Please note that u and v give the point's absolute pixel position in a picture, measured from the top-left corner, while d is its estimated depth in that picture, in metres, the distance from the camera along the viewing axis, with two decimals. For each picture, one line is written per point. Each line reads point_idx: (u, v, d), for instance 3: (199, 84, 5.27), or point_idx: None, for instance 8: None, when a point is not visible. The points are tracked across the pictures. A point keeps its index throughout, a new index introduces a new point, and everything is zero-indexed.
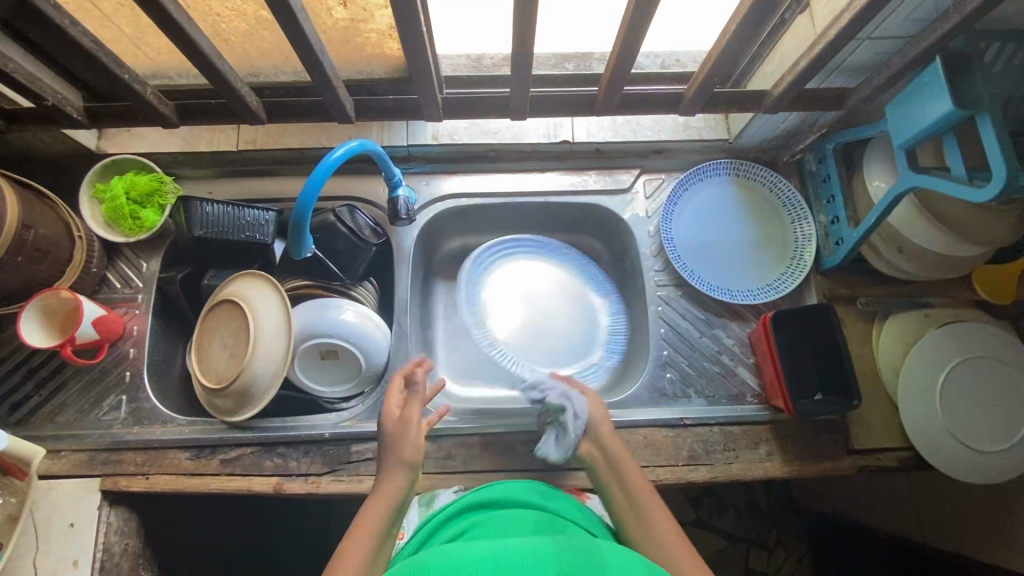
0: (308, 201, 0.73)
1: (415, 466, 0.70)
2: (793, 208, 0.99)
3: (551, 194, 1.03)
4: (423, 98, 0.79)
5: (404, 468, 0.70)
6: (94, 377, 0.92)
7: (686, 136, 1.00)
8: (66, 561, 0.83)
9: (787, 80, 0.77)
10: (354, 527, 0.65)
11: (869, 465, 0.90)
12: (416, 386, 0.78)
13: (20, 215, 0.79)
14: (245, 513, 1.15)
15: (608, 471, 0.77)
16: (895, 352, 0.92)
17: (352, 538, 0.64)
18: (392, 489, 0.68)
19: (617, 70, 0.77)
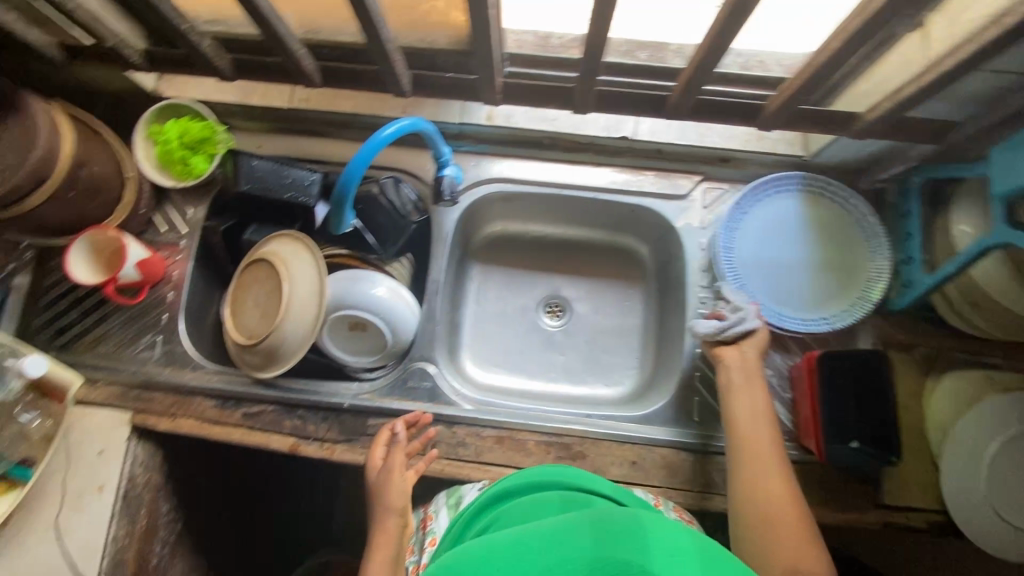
0: (352, 177, 0.70)
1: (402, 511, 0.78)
2: (872, 239, 0.90)
3: (601, 192, 0.98)
4: (482, 78, 0.75)
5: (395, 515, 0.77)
6: (134, 314, 0.96)
7: (758, 147, 0.95)
8: (92, 485, 0.88)
9: (885, 105, 0.69)
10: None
11: (896, 523, 0.85)
12: (398, 436, 0.83)
13: (75, 151, 0.81)
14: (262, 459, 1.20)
15: (740, 395, 0.81)
16: (947, 411, 0.86)
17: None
18: (387, 537, 0.76)
19: (690, 72, 0.71)
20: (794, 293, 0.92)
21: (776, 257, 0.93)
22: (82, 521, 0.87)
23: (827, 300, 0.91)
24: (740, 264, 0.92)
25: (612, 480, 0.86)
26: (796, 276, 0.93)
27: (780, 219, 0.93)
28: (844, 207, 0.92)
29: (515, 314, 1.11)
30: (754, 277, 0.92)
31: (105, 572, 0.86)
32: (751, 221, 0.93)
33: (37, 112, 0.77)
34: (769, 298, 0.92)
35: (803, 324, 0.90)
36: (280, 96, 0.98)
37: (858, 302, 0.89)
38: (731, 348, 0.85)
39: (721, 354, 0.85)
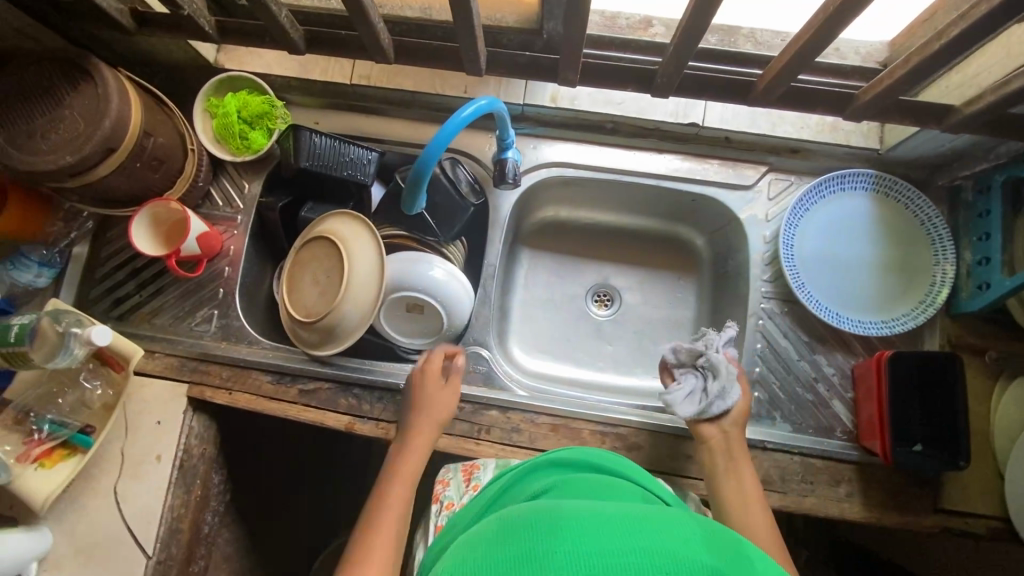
0: (431, 158, 0.69)
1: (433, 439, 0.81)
2: (940, 243, 0.88)
3: (664, 179, 0.96)
4: (562, 60, 0.71)
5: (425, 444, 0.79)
6: (190, 288, 0.96)
7: (830, 138, 0.90)
8: (150, 455, 0.89)
9: (989, 99, 0.65)
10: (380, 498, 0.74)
11: (955, 529, 0.83)
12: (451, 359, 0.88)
13: (142, 122, 0.80)
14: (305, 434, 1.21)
15: (721, 464, 0.78)
16: (1017, 418, 0.83)
17: (378, 507, 0.73)
18: (410, 462, 0.78)
19: (775, 71, 0.68)
20: (855, 292, 0.91)
21: (837, 255, 0.92)
22: (140, 489, 0.88)
23: (889, 302, 0.89)
24: (801, 260, 0.91)
25: (668, 473, 0.86)
26: (859, 275, 0.91)
27: (844, 217, 0.92)
28: (911, 208, 0.90)
29: (563, 302, 1.10)
30: (815, 274, 0.91)
31: (162, 539, 0.88)
32: (814, 218, 0.92)
33: (107, 80, 0.76)
34: (829, 297, 0.90)
35: (863, 325, 0.88)
36: (339, 71, 0.96)
37: (921, 306, 0.87)
38: (712, 426, 0.80)
39: (701, 434, 0.81)
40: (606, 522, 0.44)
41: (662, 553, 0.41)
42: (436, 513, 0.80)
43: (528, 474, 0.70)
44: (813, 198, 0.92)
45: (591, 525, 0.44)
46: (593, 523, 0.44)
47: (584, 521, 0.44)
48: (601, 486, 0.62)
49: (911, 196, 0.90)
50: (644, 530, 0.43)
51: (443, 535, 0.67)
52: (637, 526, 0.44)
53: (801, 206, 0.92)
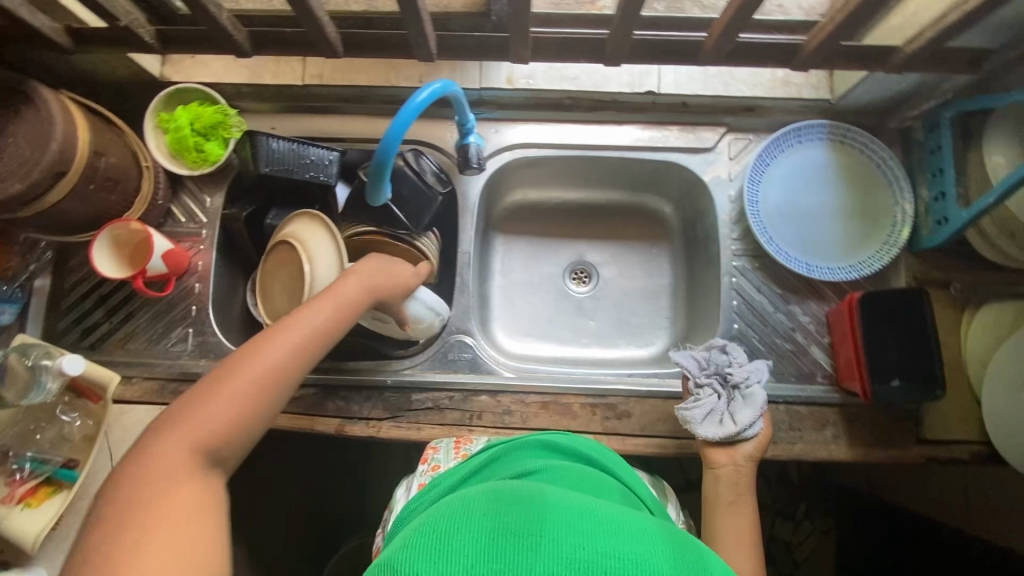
0: (392, 145, 0.68)
1: (354, 303, 0.71)
2: (897, 184, 0.91)
3: (627, 149, 0.97)
4: (512, 36, 0.71)
5: (345, 303, 0.70)
6: (161, 309, 0.94)
7: (783, 93, 0.93)
8: None
9: (928, 35, 0.67)
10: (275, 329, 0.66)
11: (939, 457, 0.86)
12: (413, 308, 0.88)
13: (91, 141, 0.78)
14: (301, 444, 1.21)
15: (726, 494, 0.79)
16: (985, 344, 0.87)
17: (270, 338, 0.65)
18: (319, 314, 0.68)
19: (718, 31, 0.70)
20: (821, 240, 0.93)
21: (801, 205, 0.94)
22: None
23: (854, 246, 0.92)
24: (767, 215, 0.93)
25: (660, 436, 0.87)
26: (824, 224, 0.93)
27: (804, 167, 0.94)
28: (867, 153, 0.93)
29: (541, 283, 1.10)
30: (781, 226, 0.93)
31: None
32: (775, 171, 0.94)
33: (50, 103, 0.74)
34: (797, 247, 0.93)
35: (832, 270, 0.91)
36: (291, 73, 0.94)
37: (885, 246, 0.90)
38: (724, 451, 0.80)
39: (711, 459, 0.81)
40: (594, 516, 0.47)
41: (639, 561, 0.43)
42: (421, 474, 0.78)
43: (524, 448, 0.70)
44: (773, 153, 0.94)
45: (578, 520, 0.46)
46: (578, 516, 0.47)
47: (573, 514, 0.47)
48: (593, 481, 0.63)
49: (866, 141, 0.92)
50: (629, 534, 0.46)
51: (425, 490, 0.68)
52: (623, 527, 0.46)
53: (762, 160, 0.93)
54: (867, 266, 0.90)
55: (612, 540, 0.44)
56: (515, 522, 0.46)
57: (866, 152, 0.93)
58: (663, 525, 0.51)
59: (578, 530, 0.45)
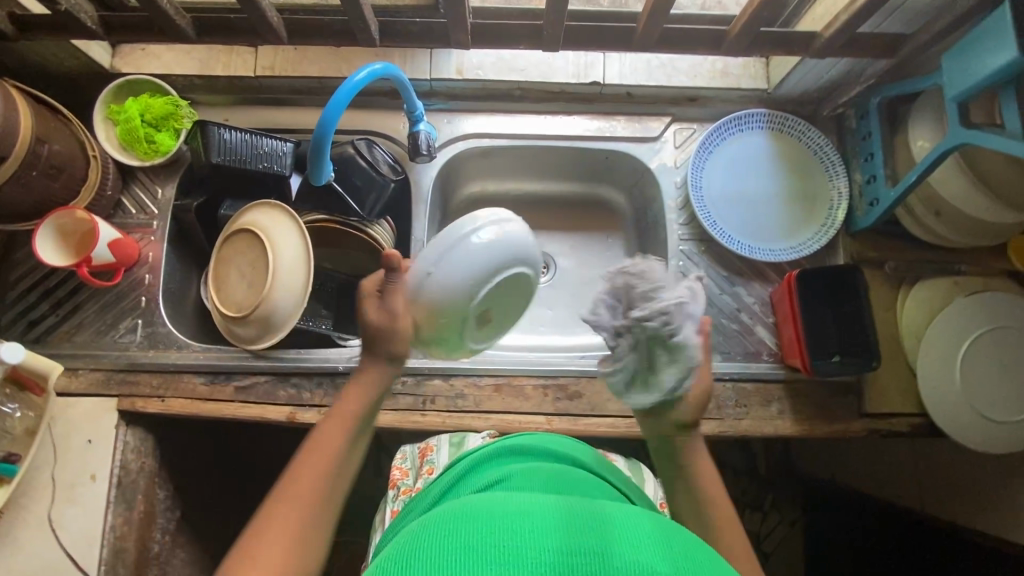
0: (329, 122, 0.69)
1: (355, 425, 0.61)
2: (832, 170, 0.95)
3: (576, 139, 1.00)
4: (450, 23, 0.74)
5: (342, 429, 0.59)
6: (110, 300, 0.93)
7: (722, 84, 0.96)
8: (84, 475, 0.86)
9: (842, 20, 0.71)
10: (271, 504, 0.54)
11: (881, 430, 0.89)
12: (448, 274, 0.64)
13: (33, 128, 0.77)
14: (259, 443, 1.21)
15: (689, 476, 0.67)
16: (919, 319, 0.90)
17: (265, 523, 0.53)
18: (326, 452, 0.58)
19: (644, 19, 0.74)
20: (764, 223, 0.96)
21: (743, 190, 0.97)
22: (75, 512, 0.85)
23: (795, 228, 0.95)
24: (711, 199, 0.96)
25: (610, 416, 0.89)
26: (767, 208, 0.97)
27: (745, 153, 0.97)
28: (805, 139, 0.97)
29: None
30: (726, 211, 0.96)
31: (107, 561, 0.85)
32: (718, 158, 0.97)
33: None
34: (741, 230, 0.96)
35: (775, 252, 0.94)
36: (243, 65, 0.95)
37: (824, 228, 0.94)
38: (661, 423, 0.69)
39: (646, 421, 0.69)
40: (545, 516, 0.46)
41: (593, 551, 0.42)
42: (393, 499, 0.81)
43: (493, 454, 0.67)
44: (716, 140, 0.97)
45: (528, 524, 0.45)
46: (527, 515, 0.46)
47: (523, 517, 0.46)
48: (560, 473, 0.62)
49: (803, 129, 0.96)
50: (584, 527, 0.45)
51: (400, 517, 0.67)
52: (576, 520, 0.46)
53: (705, 148, 0.97)
54: (806, 247, 0.94)
55: (563, 540, 0.43)
56: (474, 538, 0.43)
57: (804, 139, 0.97)
58: (628, 509, 0.50)
59: (528, 533, 0.44)
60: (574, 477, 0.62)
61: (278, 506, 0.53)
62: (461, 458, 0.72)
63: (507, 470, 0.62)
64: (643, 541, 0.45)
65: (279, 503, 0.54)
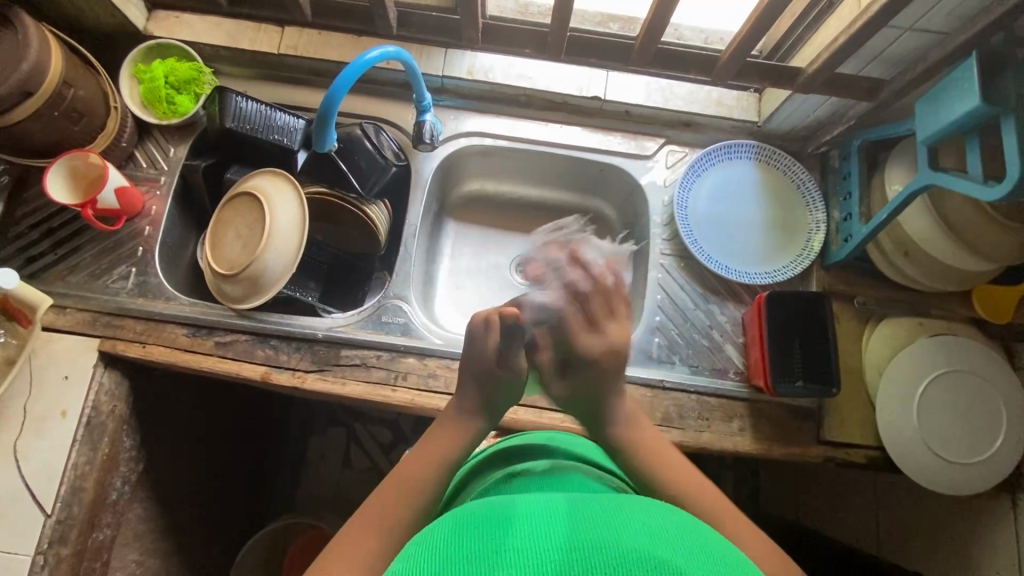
0: (338, 93, 0.72)
1: (439, 461, 0.65)
2: (811, 204, 1.00)
3: (574, 149, 1.05)
4: (464, 19, 0.80)
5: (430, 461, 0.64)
6: (109, 246, 0.96)
7: (716, 112, 1.02)
8: (55, 411, 0.88)
9: (823, 58, 0.77)
10: (359, 514, 0.60)
11: (836, 458, 0.91)
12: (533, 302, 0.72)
13: (62, 70, 0.82)
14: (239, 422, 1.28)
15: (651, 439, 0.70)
16: (882, 353, 0.93)
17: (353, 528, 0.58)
18: (414, 465, 0.64)
19: (641, 37, 0.80)
20: (742, 247, 1.00)
21: (726, 213, 1.01)
22: (41, 446, 0.87)
23: (771, 255, 1.00)
24: (695, 217, 1.01)
25: (575, 413, 0.91)
26: (747, 233, 1.01)
27: (732, 179, 1.02)
28: (790, 174, 1.02)
29: (487, 270, 1.14)
30: (707, 230, 1.01)
31: (63, 498, 0.86)
32: (706, 180, 1.02)
33: (28, 27, 0.79)
34: (720, 250, 1.00)
35: (749, 275, 0.98)
36: (267, 42, 1.00)
37: (798, 258, 0.98)
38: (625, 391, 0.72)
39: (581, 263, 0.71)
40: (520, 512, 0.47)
41: (569, 541, 0.43)
42: None
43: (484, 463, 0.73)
44: (706, 164, 1.02)
45: (502, 531, 0.45)
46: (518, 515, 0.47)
47: (498, 527, 0.45)
48: (552, 469, 0.64)
49: (788, 163, 1.02)
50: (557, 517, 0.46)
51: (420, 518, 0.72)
52: (546, 515, 0.46)
53: (695, 169, 1.02)
54: (780, 274, 0.98)
55: (538, 536, 0.44)
56: (470, 538, 0.45)
57: (789, 173, 1.02)
58: (631, 505, 0.50)
59: (519, 529, 0.45)
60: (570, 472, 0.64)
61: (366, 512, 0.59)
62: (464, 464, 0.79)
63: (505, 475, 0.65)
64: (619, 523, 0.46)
65: (371, 509, 0.60)
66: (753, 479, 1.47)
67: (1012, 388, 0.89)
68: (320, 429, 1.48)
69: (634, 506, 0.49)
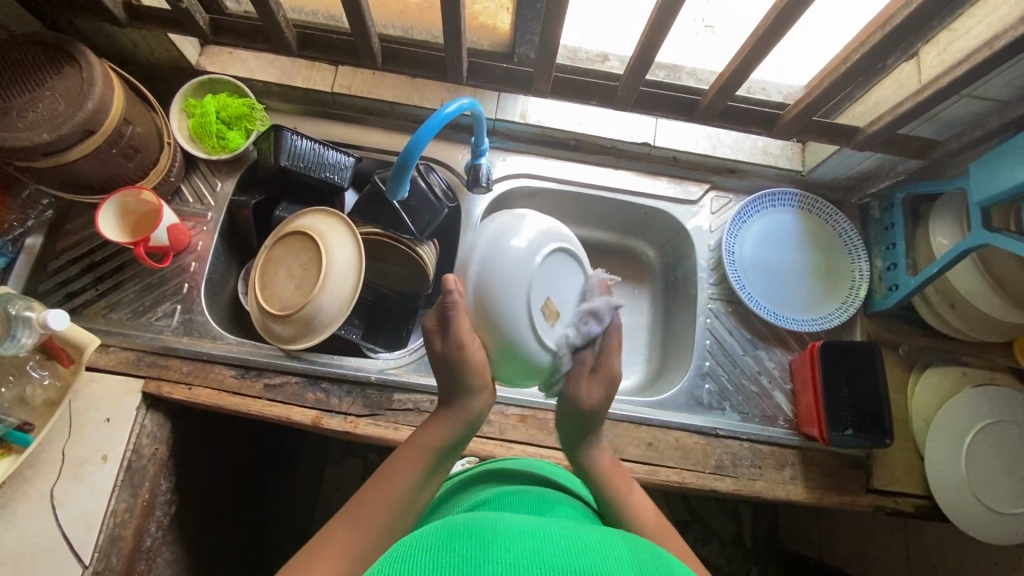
0: (418, 145, 0.73)
1: (444, 450, 0.66)
2: (854, 253, 1.02)
3: (622, 193, 1.06)
4: (537, 71, 0.82)
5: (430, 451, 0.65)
6: (153, 282, 0.94)
7: (762, 160, 1.04)
8: (96, 454, 0.85)
9: (886, 119, 0.79)
10: (357, 499, 0.61)
11: (886, 507, 0.92)
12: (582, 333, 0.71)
13: (123, 109, 0.81)
14: (263, 458, 1.24)
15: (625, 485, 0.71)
16: (929, 403, 0.95)
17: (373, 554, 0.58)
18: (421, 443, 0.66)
19: (712, 94, 0.82)
20: (786, 292, 1.02)
21: (770, 259, 1.03)
22: (80, 492, 0.83)
23: (815, 301, 1.01)
24: (742, 263, 1.02)
25: (630, 460, 0.90)
26: (792, 279, 1.03)
27: (776, 226, 1.04)
28: (832, 221, 1.04)
29: None
30: (752, 276, 1.02)
31: (102, 547, 0.83)
32: (751, 228, 1.04)
33: (93, 65, 0.77)
34: (766, 297, 1.01)
35: (797, 321, 0.99)
36: (321, 80, 1.00)
37: (845, 304, 1.00)
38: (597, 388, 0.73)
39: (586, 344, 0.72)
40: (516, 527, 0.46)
41: (565, 564, 0.41)
42: None
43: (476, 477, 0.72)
44: (751, 212, 1.04)
45: (459, 549, 0.43)
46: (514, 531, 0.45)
47: (455, 545, 0.44)
48: (539, 493, 0.64)
49: (831, 210, 1.04)
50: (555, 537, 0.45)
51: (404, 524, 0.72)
52: (550, 534, 0.45)
53: (741, 217, 1.04)
54: (825, 320, 1.00)
55: (537, 554, 0.42)
56: (461, 548, 0.43)
57: (831, 220, 1.04)
58: (621, 533, 0.49)
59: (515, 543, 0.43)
60: (559, 502, 0.63)
61: (364, 504, 0.60)
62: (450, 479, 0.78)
63: (501, 491, 0.64)
64: (590, 546, 0.44)
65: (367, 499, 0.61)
66: (772, 514, 1.48)
67: None
68: (337, 461, 1.45)
69: (627, 537, 0.48)
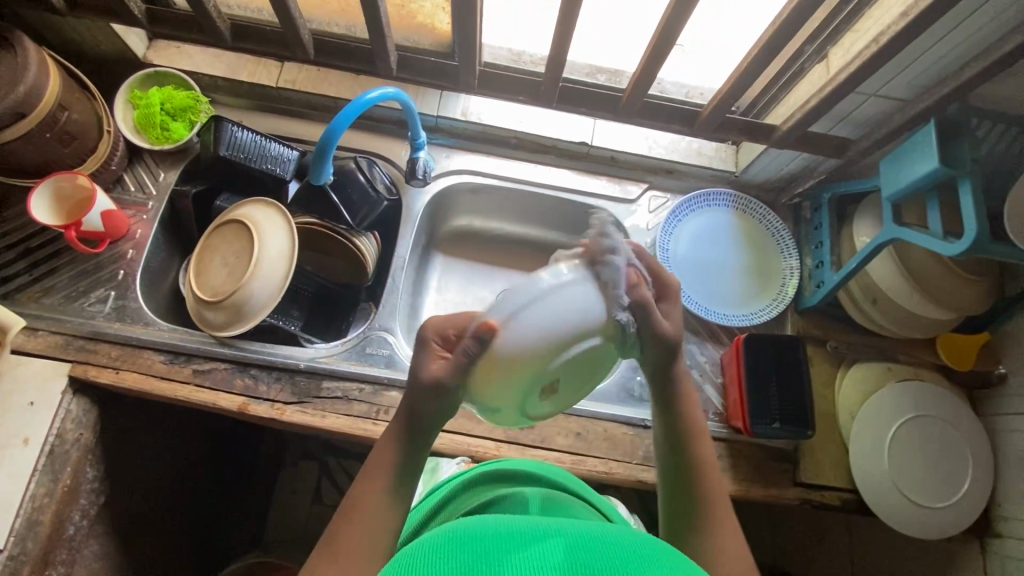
0: (337, 130, 0.76)
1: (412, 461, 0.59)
2: (785, 252, 1.04)
3: (563, 191, 1.08)
4: (462, 65, 0.85)
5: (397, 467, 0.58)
6: (89, 268, 0.94)
7: (697, 161, 1.08)
8: (16, 438, 0.84)
9: (797, 116, 0.82)
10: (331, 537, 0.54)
11: (813, 500, 0.92)
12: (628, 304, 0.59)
13: (59, 94, 0.83)
14: (208, 453, 1.23)
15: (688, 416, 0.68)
16: (853, 397, 0.96)
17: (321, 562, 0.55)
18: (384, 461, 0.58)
19: (630, 89, 0.86)
20: (719, 288, 1.04)
21: (704, 256, 1.05)
22: None
23: (747, 297, 1.04)
24: (676, 259, 1.04)
25: (558, 450, 0.91)
26: (725, 276, 1.05)
27: (711, 224, 1.07)
28: (766, 221, 1.07)
29: (472, 303, 1.14)
30: (686, 271, 1.04)
31: (17, 532, 0.82)
32: (687, 224, 1.07)
33: (28, 50, 0.79)
34: (699, 292, 1.03)
35: (729, 316, 1.02)
36: (266, 74, 1.03)
37: (774, 300, 1.02)
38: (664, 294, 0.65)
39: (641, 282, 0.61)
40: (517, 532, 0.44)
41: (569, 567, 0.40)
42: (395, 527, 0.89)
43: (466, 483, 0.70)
44: (686, 211, 1.07)
45: (447, 547, 0.43)
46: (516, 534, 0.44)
47: (444, 542, 0.44)
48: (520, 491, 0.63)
49: (765, 211, 1.07)
50: (559, 539, 0.43)
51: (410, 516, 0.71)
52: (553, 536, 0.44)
53: (676, 215, 1.06)
54: (756, 316, 1.02)
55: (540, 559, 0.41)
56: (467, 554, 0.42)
57: (765, 220, 1.07)
58: (623, 528, 0.48)
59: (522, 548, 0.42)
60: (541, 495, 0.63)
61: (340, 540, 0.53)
62: (440, 487, 0.73)
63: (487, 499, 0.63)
64: (597, 545, 0.43)
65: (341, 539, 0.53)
66: None
67: (975, 433, 0.93)
68: (289, 462, 1.43)
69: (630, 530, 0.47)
